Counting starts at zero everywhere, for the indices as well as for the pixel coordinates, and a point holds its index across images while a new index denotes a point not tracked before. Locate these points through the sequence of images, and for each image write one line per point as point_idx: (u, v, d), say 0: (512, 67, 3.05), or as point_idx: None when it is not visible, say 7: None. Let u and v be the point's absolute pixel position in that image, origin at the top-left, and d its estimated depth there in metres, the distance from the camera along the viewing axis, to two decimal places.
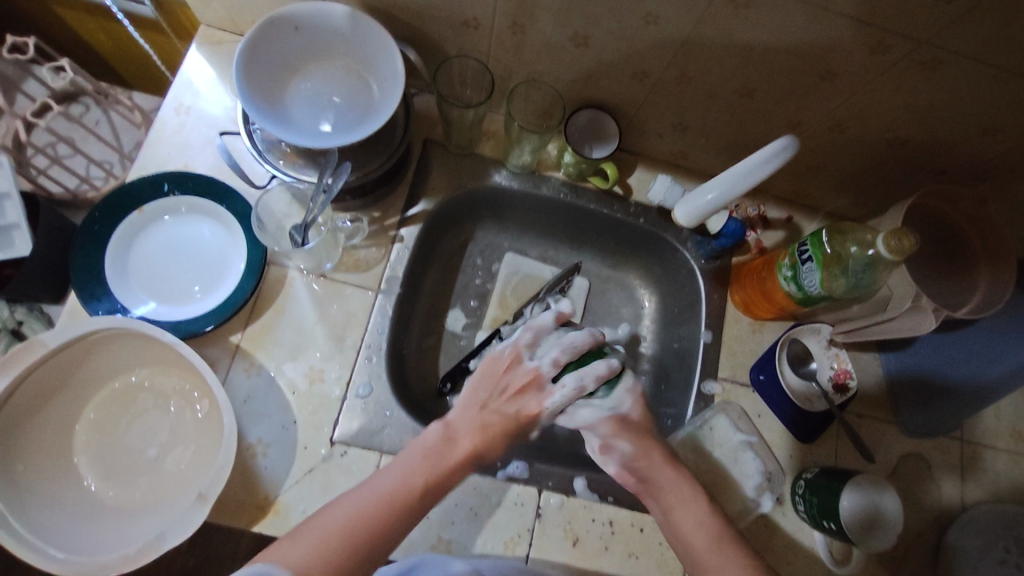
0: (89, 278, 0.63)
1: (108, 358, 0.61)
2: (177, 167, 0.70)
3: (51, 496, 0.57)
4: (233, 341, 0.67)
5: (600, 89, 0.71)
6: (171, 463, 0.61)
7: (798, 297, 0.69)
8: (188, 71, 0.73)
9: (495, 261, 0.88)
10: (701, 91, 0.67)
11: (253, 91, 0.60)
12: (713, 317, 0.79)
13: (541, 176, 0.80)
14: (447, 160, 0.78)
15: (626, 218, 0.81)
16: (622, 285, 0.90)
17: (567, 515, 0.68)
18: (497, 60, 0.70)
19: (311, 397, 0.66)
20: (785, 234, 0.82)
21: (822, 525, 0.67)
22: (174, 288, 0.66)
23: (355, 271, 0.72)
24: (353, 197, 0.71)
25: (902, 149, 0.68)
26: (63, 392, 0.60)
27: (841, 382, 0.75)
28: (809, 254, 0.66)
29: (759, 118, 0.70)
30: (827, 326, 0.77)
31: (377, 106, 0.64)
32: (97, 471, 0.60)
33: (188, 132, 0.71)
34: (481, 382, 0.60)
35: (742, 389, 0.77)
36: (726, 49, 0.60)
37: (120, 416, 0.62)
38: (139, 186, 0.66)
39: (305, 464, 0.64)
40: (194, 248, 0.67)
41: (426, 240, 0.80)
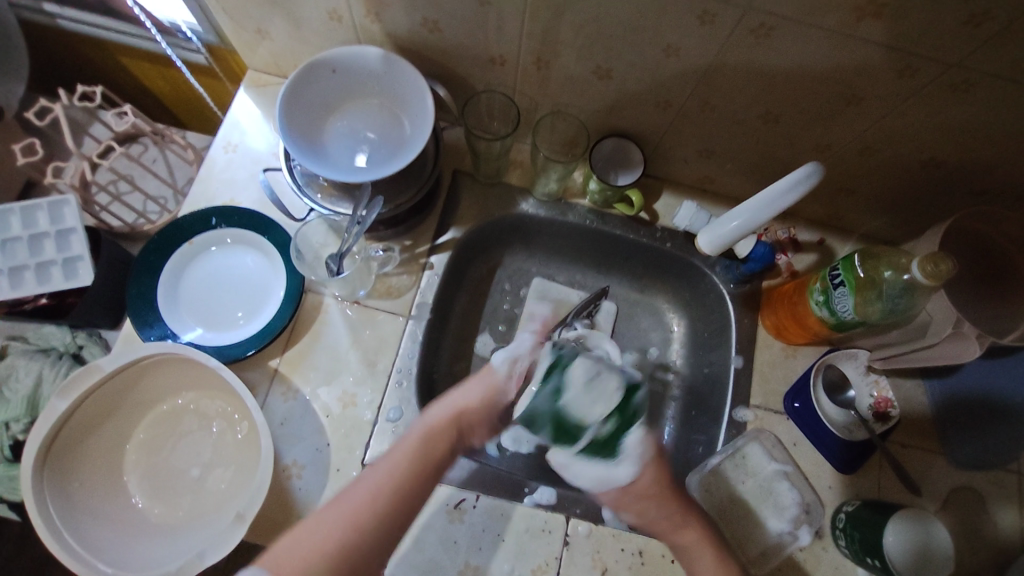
0: (143, 306, 0.67)
1: (157, 381, 0.65)
2: (224, 201, 0.75)
3: (102, 512, 0.61)
4: (272, 365, 0.70)
5: (624, 119, 0.73)
6: (211, 483, 0.64)
7: (831, 323, 0.67)
8: (236, 112, 0.78)
9: (522, 286, 0.89)
10: (725, 118, 0.68)
11: (294, 131, 0.64)
12: (744, 341, 0.78)
13: (566, 203, 0.81)
14: (475, 189, 0.81)
15: (652, 243, 0.81)
16: (651, 309, 0.90)
17: (596, 544, 0.68)
18: (522, 93, 0.72)
19: (343, 420, 0.69)
20: (818, 257, 0.81)
21: (866, 562, 0.64)
22: (218, 315, 0.70)
23: (387, 297, 0.75)
24: (387, 226, 0.74)
25: (937, 170, 0.66)
26: (116, 412, 0.64)
27: (881, 410, 0.71)
28: (841, 279, 0.65)
29: (786, 142, 0.69)
30: (864, 352, 0.74)
31: (408, 141, 0.67)
32: (145, 489, 0.64)
33: (234, 169, 0.76)
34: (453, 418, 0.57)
35: (776, 416, 0.75)
36: (748, 77, 0.61)
37: (166, 436, 0.66)
38: (190, 219, 0.71)
39: (337, 486, 0.66)
40: (238, 277, 0.71)
41: (456, 266, 0.82)
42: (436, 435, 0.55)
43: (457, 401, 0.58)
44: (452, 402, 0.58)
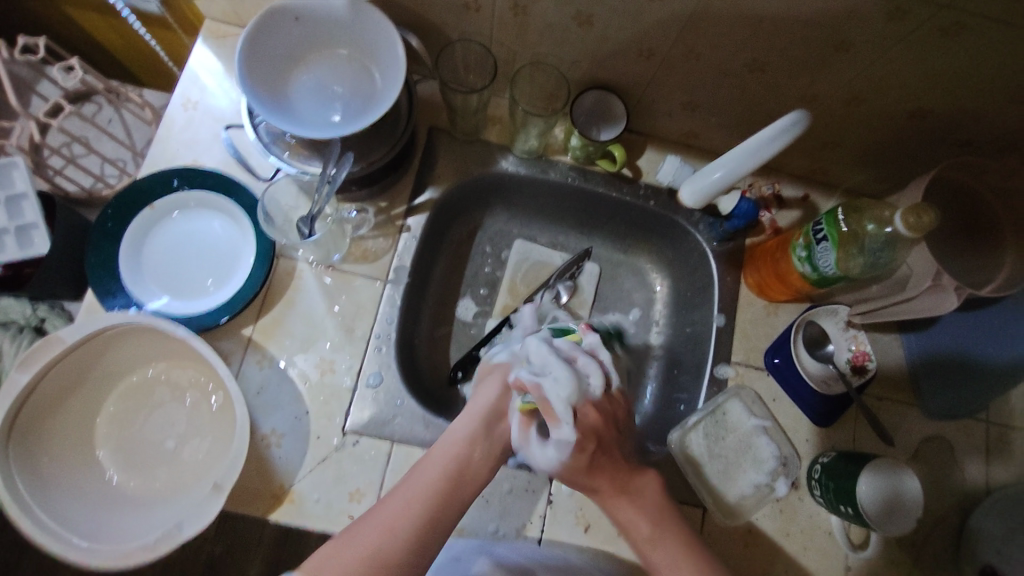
0: (104, 274, 0.64)
1: (124, 351, 0.62)
2: (186, 162, 0.71)
3: (75, 487, 0.59)
4: (245, 334, 0.67)
5: (606, 70, 0.69)
6: (188, 454, 0.63)
7: (813, 279, 0.67)
8: (193, 65, 0.73)
9: (504, 249, 0.87)
10: (710, 67, 0.65)
11: (256, 84, 0.60)
12: (727, 300, 0.78)
13: (548, 161, 0.79)
14: (452, 147, 0.78)
15: (636, 202, 0.80)
16: (634, 270, 0.89)
17: (579, 501, 0.68)
18: (499, 43, 0.68)
19: (322, 388, 0.67)
20: (801, 213, 0.80)
21: (840, 509, 0.66)
22: (187, 283, 0.67)
23: (363, 262, 0.72)
24: (358, 186, 0.71)
25: (923, 120, 0.65)
26: (83, 386, 0.62)
27: (859, 364, 0.72)
28: (824, 234, 0.64)
29: (773, 93, 0.67)
30: (844, 307, 0.74)
31: (380, 95, 0.64)
32: (119, 462, 0.62)
33: (195, 127, 0.72)
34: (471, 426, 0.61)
35: (756, 372, 0.76)
36: (734, 22, 0.58)
37: (138, 409, 0.64)
38: (150, 182, 0.67)
39: (318, 454, 0.65)
40: (205, 242, 0.68)
41: (434, 228, 0.80)
42: (448, 474, 0.57)
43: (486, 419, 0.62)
44: (479, 420, 0.62)
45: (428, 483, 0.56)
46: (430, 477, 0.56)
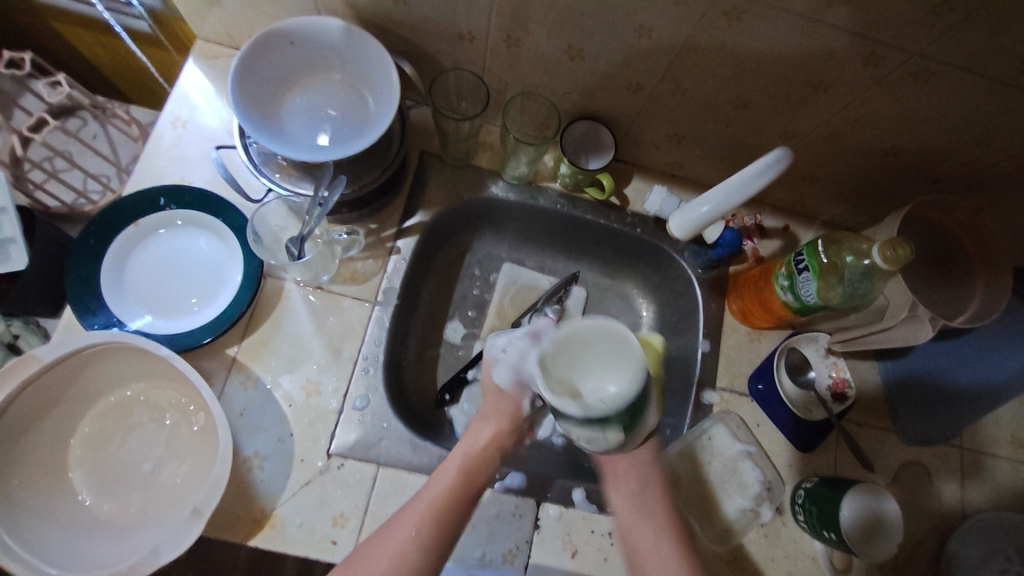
0: (84, 292, 0.63)
1: (104, 370, 0.61)
2: (174, 180, 0.70)
3: (45, 511, 0.57)
4: (229, 354, 0.66)
5: (596, 101, 0.71)
6: (166, 477, 0.61)
7: (795, 307, 0.69)
8: (185, 85, 0.73)
9: (493, 271, 0.88)
10: (696, 102, 0.68)
11: (249, 106, 0.60)
12: (711, 326, 0.79)
13: (537, 186, 0.80)
14: (443, 170, 0.79)
15: (623, 228, 0.81)
16: (620, 294, 0.90)
17: (566, 526, 0.68)
18: (492, 72, 0.70)
19: (307, 410, 0.66)
20: (781, 243, 0.82)
21: (823, 535, 0.67)
22: (171, 301, 0.66)
23: (352, 283, 0.72)
24: (349, 209, 0.71)
25: (897, 159, 0.68)
26: (58, 405, 0.60)
27: (839, 391, 0.75)
28: (806, 264, 0.66)
29: (755, 128, 0.70)
30: (824, 334, 0.76)
31: (373, 119, 0.64)
32: (92, 485, 0.60)
33: (185, 146, 0.71)
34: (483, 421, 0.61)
35: (741, 398, 0.77)
36: (719, 61, 0.60)
37: (115, 430, 0.62)
38: (136, 199, 0.66)
39: (301, 477, 0.64)
40: (191, 261, 0.67)
41: (424, 250, 0.80)
42: (454, 484, 0.56)
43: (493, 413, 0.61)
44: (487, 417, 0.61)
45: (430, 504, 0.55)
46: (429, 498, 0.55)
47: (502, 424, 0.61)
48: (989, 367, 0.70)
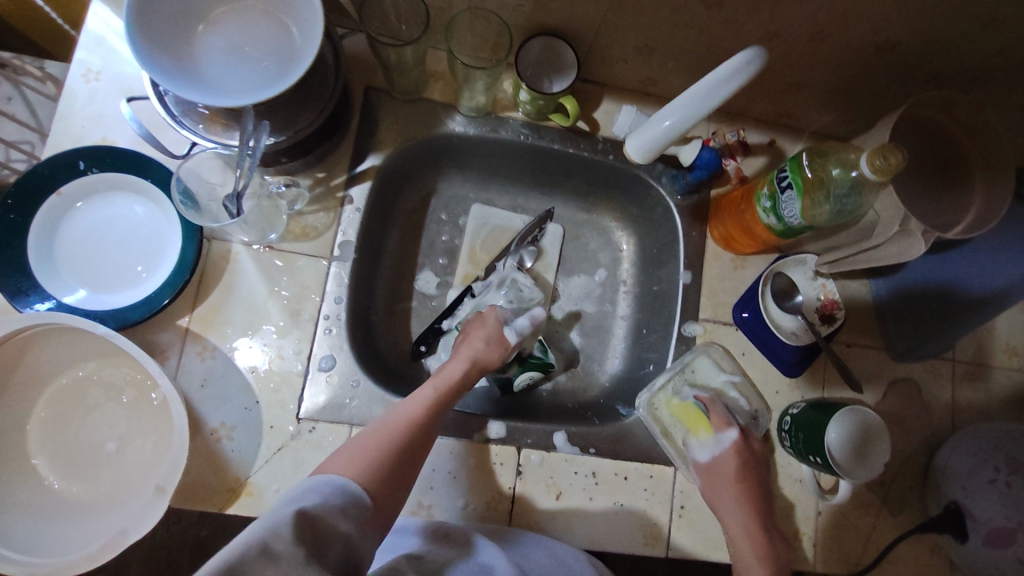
0: (12, 271, 0.58)
1: (49, 352, 0.58)
2: (95, 142, 0.64)
3: (10, 499, 0.55)
4: (182, 325, 0.63)
5: (552, 13, 0.63)
6: (132, 455, 0.59)
7: (778, 230, 0.64)
8: (91, 31, 0.65)
9: (461, 215, 0.83)
10: (664, 5, 0.59)
11: (153, 47, 0.52)
12: (692, 256, 0.75)
13: (498, 118, 0.73)
14: (393, 108, 0.72)
15: (593, 157, 0.75)
16: (598, 229, 0.86)
17: (549, 470, 0.67)
18: None
19: (272, 375, 0.64)
20: (767, 160, 0.76)
21: (810, 460, 0.65)
22: (109, 273, 0.61)
23: (303, 239, 0.67)
24: (289, 158, 0.65)
25: (892, 55, 0.61)
26: (6, 392, 0.57)
27: (828, 312, 0.71)
28: (789, 182, 0.60)
29: (732, 31, 0.62)
30: (812, 257, 0.72)
31: (298, 53, 0.56)
32: (58, 469, 0.58)
33: (100, 102, 0.64)
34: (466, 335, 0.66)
35: (726, 328, 0.74)
36: None
37: (71, 412, 0.60)
38: (50, 165, 0.60)
39: (273, 444, 0.62)
40: (126, 229, 0.62)
41: (383, 196, 0.75)
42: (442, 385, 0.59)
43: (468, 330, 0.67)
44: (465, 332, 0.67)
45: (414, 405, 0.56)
46: (407, 408, 0.56)
47: (478, 361, 0.62)
48: (996, 274, 0.63)
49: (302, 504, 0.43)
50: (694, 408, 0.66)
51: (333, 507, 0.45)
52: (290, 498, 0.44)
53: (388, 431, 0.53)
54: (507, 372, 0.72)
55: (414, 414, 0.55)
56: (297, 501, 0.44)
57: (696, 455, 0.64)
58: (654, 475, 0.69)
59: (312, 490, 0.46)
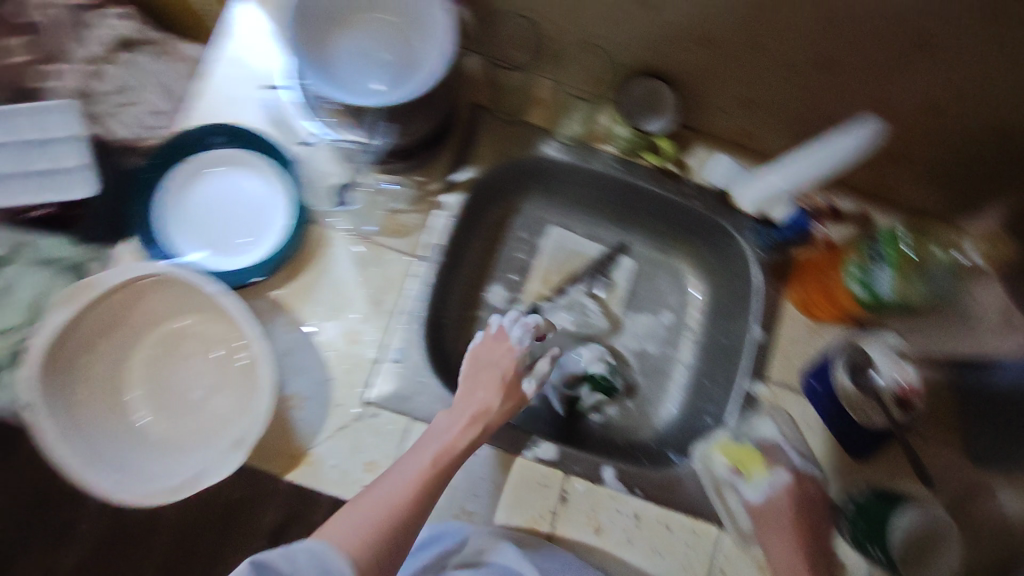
0: (148, 224, 0.65)
1: (162, 301, 0.64)
2: (228, 120, 0.71)
3: (105, 426, 0.61)
4: (273, 297, 0.68)
5: (662, 57, 0.65)
6: (213, 407, 0.64)
7: (865, 301, 0.61)
8: (241, 24, 0.73)
9: (539, 236, 0.86)
10: (775, 62, 0.60)
11: (297, 42, 0.58)
12: (768, 314, 0.74)
13: (590, 149, 0.75)
14: (495, 126, 0.75)
15: (680, 200, 0.76)
16: (672, 272, 0.86)
17: (592, 501, 0.67)
18: (551, 20, 0.65)
19: (347, 356, 0.67)
20: (858, 228, 0.74)
21: (868, 551, 0.63)
22: (222, 238, 0.67)
23: (397, 236, 0.71)
24: (394, 157, 0.69)
25: (1008, 141, 0.59)
26: (120, 331, 0.64)
27: (904, 398, 0.66)
28: (883, 254, 0.60)
29: (841, 95, 0.62)
30: (894, 335, 0.69)
31: (419, 61, 0.61)
32: (148, 408, 0.64)
33: (238, 86, 0.71)
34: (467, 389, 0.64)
35: (793, 394, 0.72)
36: (807, 12, 0.53)
37: (167, 359, 0.65)
38: (189, 137, 0.67)
39: (337, 422, 0.65)
40: (243, 201, 0.68)
41: (472, 207, 0.79)
42: (434, 456, 0.57)
43: (470, 384, 0.65)
44: (467, 387, 0.64)
45: (409, 482, 0.55)
46: (411, 474, 0.56)
47: (490, 410, 0.62)
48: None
49: None
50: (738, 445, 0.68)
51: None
52: (263, 560, 0.49)
53: (389, 508, 0.53)
54: (577, 390, 0.79)
55: (410, 490, 0.55)
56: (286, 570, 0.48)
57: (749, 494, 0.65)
58: (697, 531, 0.67)
59: (299, 571, 0.48)
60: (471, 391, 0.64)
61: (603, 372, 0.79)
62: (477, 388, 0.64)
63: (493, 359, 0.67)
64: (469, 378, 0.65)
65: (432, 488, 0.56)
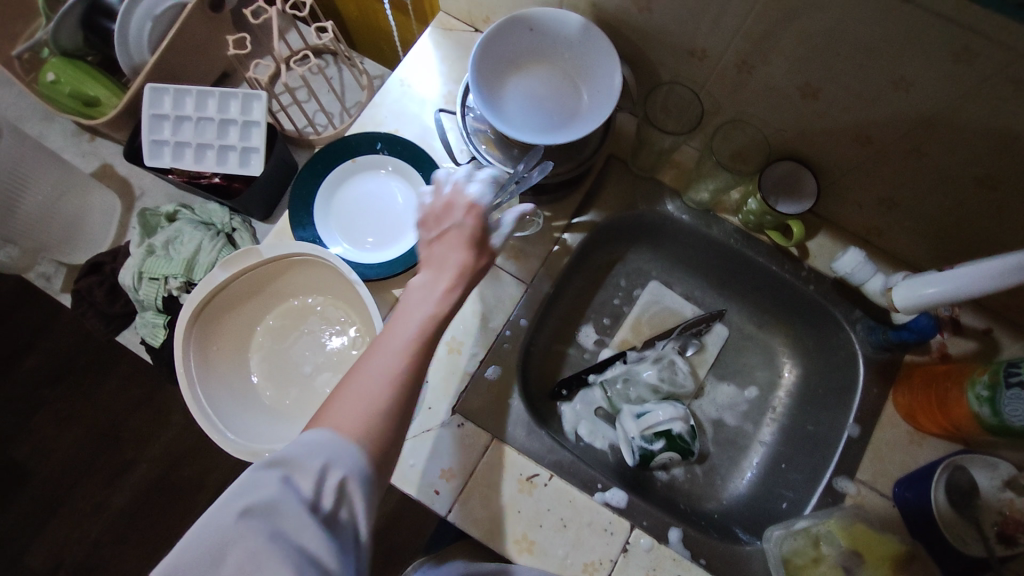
0: (299, 206, 0.72)
1: (299, 277, 0.70)
2: (389, 130, 0.78)
3: (227, 380, 0.66)
4: (393, 295, 0.72)
5: (810, 145, 0.67)
6: (320, 383, 0.68)
7: (989, 423, 0.60)
8: (419, 49, 0.81)
9: (638, 287, 0.88)
10: (930, 170, 0.61)
11: (479, 81, 0.65)
12: (866, 412, 0.72)
13: (715, 217, 0.78)
14: (623, 177, 0.79)
15: (794, 280, 0.76)
16: (764, 348, 0.86)
17: (654, 561, 0.66)
18: (708, 93, 0.69)
19: (445, 363, 0.71)
20: (978, 346, 0.72)
21: None
22: (360, 233, 0.73)
23: (513, 261, 0.75)
24: (532, 193, 0.74)
25: None
26: (256, 296, 0.69)
27: (1009, 532, 0.63)
28: (1019, 379, 0.57)
29: (994, 215, 0.61)
30: (1008, 464, 0.65)
31: (582, 114, 0.66)
32: (263, 370, 0.69)
33: (405, 103, 0.79)
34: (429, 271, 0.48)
35: (881, 499, 0.70)
36: (980, 133, 0.54)
37: (291, 330, 0.71)
38: (357, 138, 0.74)
39: (425, 423, 0.68)
40: (385, 203, 0.74)
41: (584, 248, 0.82)
42: (455, 276, 0.47)
43: (431, 281, 0.48)
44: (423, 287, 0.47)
45: (398, 354, 0.45)
46: (381, 388, 0.44)
47: (463, 272, 0.48)
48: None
49: (261, 493, 0.40)
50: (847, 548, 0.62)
51: (348, 495, 0.42)
52: (267, 499, 0.40)
53: (369, 404, 0.43)
54: (655, 445, 0.73)
55: (390, 403, 0.44)
56: (303, 518, 0.39)
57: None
58: None
59: (302, 481, 0.41)
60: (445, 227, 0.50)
61: (683, 434, 0.74)
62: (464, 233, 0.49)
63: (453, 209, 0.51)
64: (429, 261, 0.49)
65: (428, 358, 0.46)
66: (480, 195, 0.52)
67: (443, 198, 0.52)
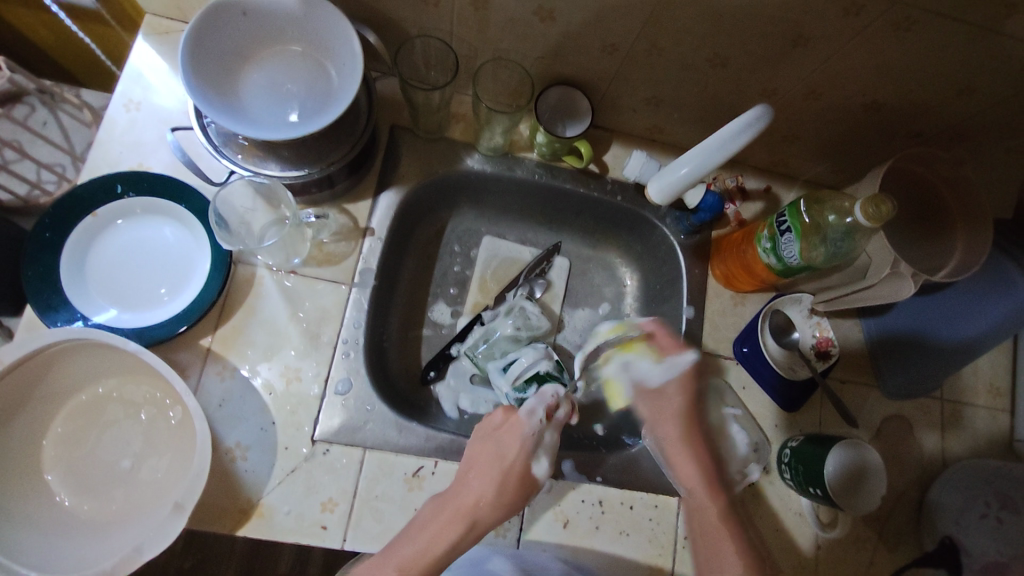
0: (42, 288, 0.60)
1: (73, 367, 0.59)
2: (131, 166, 0.67)
3: (25, 515, 0.56)
4: (203, 345, 0.65)
5: (570, 65, 0.69)
6: (146, 472, 0.59)
7: (778, 269, 0.68)
8: (137, 64, 0.69)
9: (473, 246, 0.86)
10: (672, 62, 0.65)
11: (203, 84, 0.56)
12: (694, 292, 0.79)
13: (514, 158, 0.78)
14: (416, 145, 0.76)
15: (603, 196, 0.80)
16: (603, 264, 0.89)
17: (557, 498, 0.68)
18: (460, 38, 0.67)
19: (288, 397, 0.65)
20: (764, 205, 0.81)
21: (809, 491, 0.67)
22: (140, 293, 0.63)
23: (327, 265, 0.70)
24: (319, 189, 0.69)
25: (878, 114, 0.67)
26: (26, 407, 0.58)
27: (823, 349, 0.74)
28: (788, 225, 0.65)
29: (734, 87, 0.68)
30: (808, 295, 0.75)
31: (336, 93, 0.61)
32: (70, 485, 0.58)
33: (140, 130, 0.68)
34: (480, 465, 0.60)
35: (726, 362, 0.77)
36: (694, 18, 0.58)
37: (88, 429, 0.60)
38: (90, 189, 0.63)
39: (287, 465, 0.63)
40: (156, 249, 0.65)
41: (402, 226, 0.79)
42: (497, 487, 0.58)
43: (489, 469, 0.59)
44: (484, 470, 0.59)
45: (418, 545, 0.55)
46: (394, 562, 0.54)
47: (506, 475, 0.59)
48: (977, 319, 0.68)
49: None
50: (620, 330, 0.67)
51: None
52: None
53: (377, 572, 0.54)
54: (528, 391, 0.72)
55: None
56: None
57: (644, 378, 0.64)
58: (659, 505, 0.70)
59: None
60: (473, 466, 0.60)
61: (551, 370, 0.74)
62: (509, 446, 0.60)
63: (499, 442, 0.61)
64: (486, 447, 0.61)
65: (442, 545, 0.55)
66: (536, 437, 0.61)
67: (513, 431, 0.61)
